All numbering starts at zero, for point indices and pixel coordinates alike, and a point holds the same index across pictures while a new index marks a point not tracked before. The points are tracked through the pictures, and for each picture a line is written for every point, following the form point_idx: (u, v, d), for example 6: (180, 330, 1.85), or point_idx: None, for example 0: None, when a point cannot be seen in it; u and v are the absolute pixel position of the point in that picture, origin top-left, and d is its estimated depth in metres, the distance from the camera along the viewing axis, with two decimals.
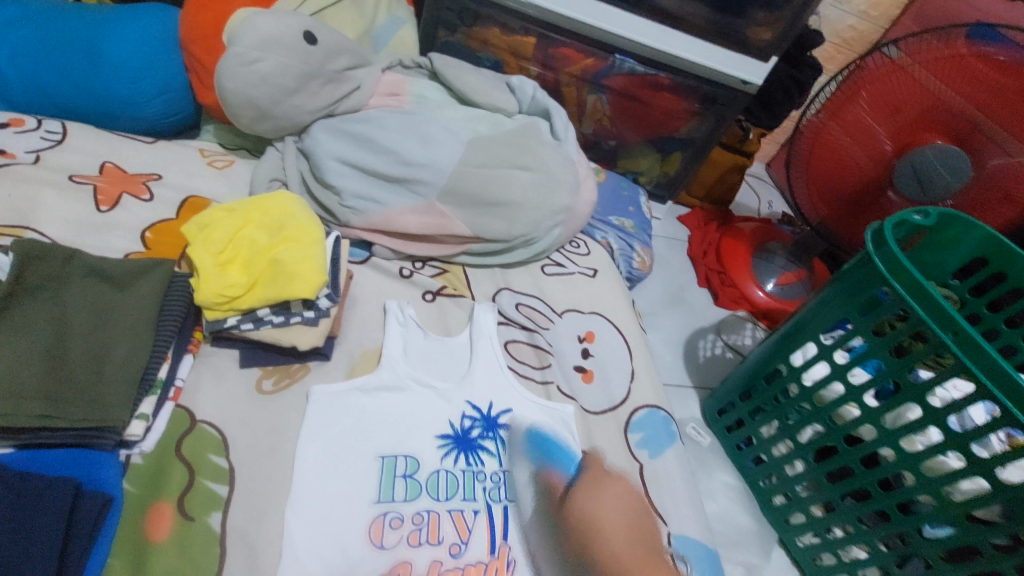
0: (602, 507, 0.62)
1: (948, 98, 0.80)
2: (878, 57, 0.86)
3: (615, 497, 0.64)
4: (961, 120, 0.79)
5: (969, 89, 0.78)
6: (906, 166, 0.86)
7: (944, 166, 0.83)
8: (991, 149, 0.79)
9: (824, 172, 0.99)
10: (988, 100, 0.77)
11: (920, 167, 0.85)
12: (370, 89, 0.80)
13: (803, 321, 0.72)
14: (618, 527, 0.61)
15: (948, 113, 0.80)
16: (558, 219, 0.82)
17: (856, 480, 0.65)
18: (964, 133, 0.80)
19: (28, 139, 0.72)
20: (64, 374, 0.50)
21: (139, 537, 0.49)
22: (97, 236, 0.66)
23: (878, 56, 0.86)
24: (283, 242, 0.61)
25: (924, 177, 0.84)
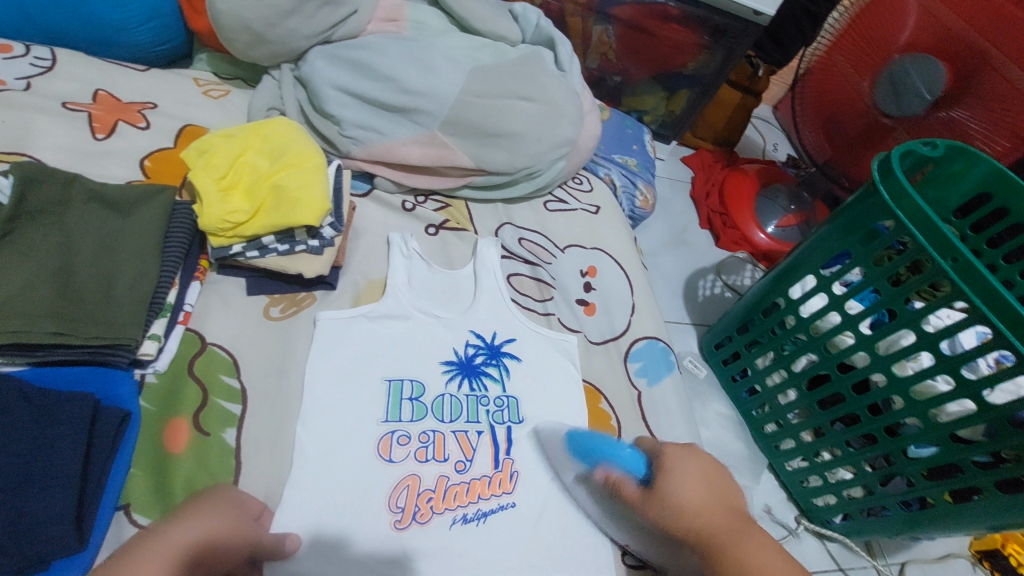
0: (681, 488, 0.46)
1: (942, 16, 0.81)
2: None
3: (694, 471, 0.48)
4: (949, 46, 0.80)
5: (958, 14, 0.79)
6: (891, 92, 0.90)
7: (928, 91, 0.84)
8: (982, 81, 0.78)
9: (830, 102, 1.03)
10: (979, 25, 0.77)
11: (901, 84, 0.88)
12: (368, 14, 0.77)
13: (802, 256, 0.72)
14: (711, 507, 0.46)
15: (941, 33, 0.81)
16: (560, 152, 0.81)
17: (846, 406, 0.68)
18: (959, 54, 0.79)
19: (17, 66, 0.70)
20: (74, 294, 0.50)
21: (159, 449, 0.50)
22: (95, 163, 0.65)
23: None
24: (284, 168, 0.60)
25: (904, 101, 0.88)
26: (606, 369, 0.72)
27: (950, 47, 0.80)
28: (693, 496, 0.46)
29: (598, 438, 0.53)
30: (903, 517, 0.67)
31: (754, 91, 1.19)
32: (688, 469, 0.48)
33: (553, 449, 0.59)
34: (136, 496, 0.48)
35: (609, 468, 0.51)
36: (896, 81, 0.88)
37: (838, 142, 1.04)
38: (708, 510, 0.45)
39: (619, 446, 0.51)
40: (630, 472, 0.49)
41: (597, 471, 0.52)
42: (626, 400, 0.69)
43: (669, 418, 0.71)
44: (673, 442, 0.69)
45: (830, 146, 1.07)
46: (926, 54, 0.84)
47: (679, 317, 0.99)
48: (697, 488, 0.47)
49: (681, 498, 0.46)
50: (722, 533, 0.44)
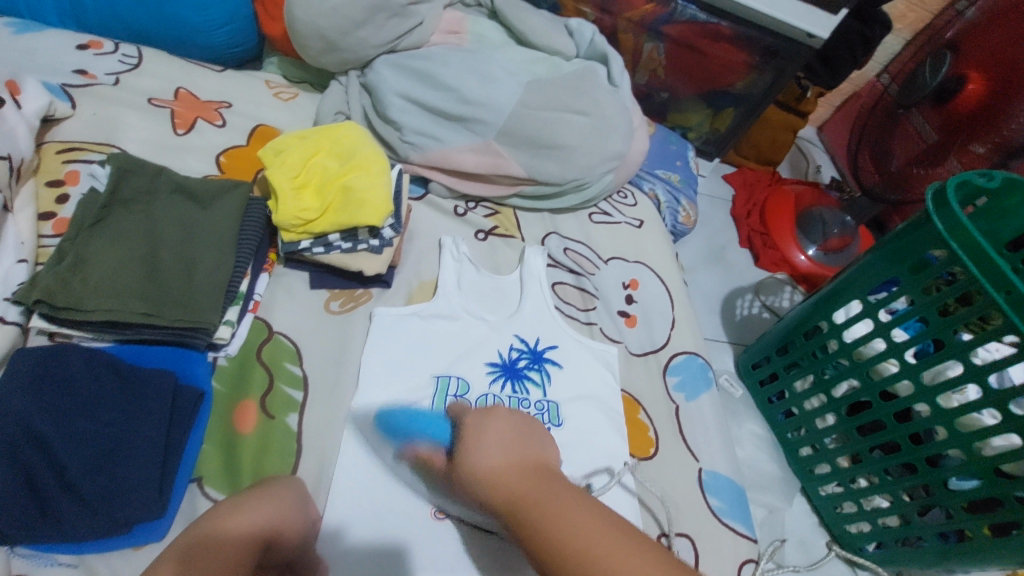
0: (481, 451, 0.39)
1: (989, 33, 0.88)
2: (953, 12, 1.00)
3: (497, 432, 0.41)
4: (988, 55, 0.88)
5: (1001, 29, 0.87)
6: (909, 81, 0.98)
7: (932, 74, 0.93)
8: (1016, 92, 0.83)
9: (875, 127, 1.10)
10: (1014, 42, 0.84)
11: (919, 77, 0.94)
12: (432, 26, 0.80)
13: (848, 281, 0.72)
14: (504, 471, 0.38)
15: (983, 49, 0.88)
16: (610, 165, 0.83)
17: (885, 433, 0.68)
18: (994, 66, 0.86)
19: (108, 62, 0.75)
20: (158, 277, 0.54)
21: (229, 427, 0.54)
22: (175, 158, 0.70)
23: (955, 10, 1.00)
24: (352, 169, 0.63)
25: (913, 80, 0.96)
26: (645, 381, 0.73)
27: (988, 56, 0.87)
28: (500, 460, 0.39)
29: (402, 415, 0.52)
30: (939, 550, 0.66)
31: (801, 111, 1.19)
32: (492, 433, 0.41)
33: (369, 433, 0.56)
34: (207, 470, 0.51)
35: (416, 444, 0.47)
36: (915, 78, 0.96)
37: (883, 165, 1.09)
38: (515, 471, 0.38)
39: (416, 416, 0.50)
40: (435, 442, 0.45)
41: (410, 448, 0.48)
42: (663, 413, 0.71)
43: (705, 433, 0.71)
44: (707, 457, 0.69)
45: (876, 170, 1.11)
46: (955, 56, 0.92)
47: (716, 335, 1.00)
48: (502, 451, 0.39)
49: (480, 464, 0.39)
50: (529, 490, 0.37)
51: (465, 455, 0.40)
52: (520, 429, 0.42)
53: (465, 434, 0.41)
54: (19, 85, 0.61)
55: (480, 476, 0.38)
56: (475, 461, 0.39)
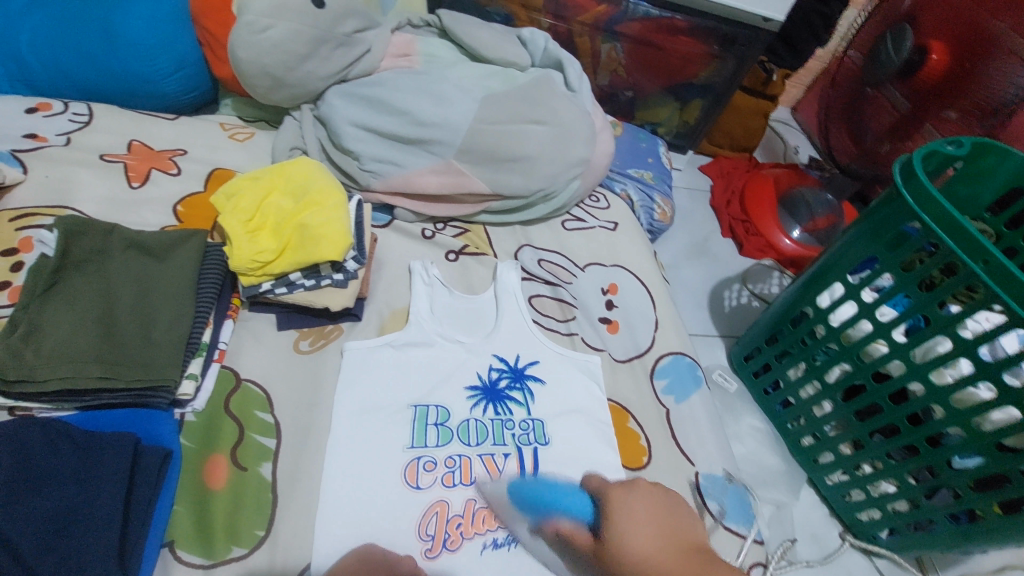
0: (630, 527, 0.52)
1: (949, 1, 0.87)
2: None
3: (638, 511, 0.54)
4: (953, 23, 0.86)
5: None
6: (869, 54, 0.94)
7: (893, 45, 0.89)
8: (990, 60, 0.82)
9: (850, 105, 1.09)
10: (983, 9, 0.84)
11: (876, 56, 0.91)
12: (381, 51, 0.79)
13: (828, 264, 0.71)
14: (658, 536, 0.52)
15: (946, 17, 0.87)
16: (576, 171, 0.81)
17: (883, 416, 0.66)
18: (961, 34, 0.85)
19: (57, 122, 0.75)
20: (114, 338, 0.53)
21: (199, 484, 0.52)
22: (131, 211, 0.69)
23: None
24: (307, 206, 0.62)
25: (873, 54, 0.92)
26: (633, 387, 0.71)
27: (953, 24, 0.86)
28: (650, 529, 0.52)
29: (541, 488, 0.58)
30: (954, 532, 0.64)
31: (768, 95, 1.15)
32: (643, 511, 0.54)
33: (500, 506, 0.57)
34: (180, 533, 0.49)
35: (558, 522, 0.56)
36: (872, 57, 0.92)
37: (863, 141, 1.08)
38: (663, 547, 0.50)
39: (560, 491, 0.58)
40: (580, 522, 0.55)
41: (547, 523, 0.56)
42: (655, 420, 0.69)
43: (699, 434, 0.69)
44: (704, 459, 0.67)
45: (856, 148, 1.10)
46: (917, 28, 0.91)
47: (708, 330, 0.98)
48: (650, 531, 0.52)
49: (633, 533, 0.52)
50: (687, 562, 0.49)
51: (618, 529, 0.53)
52: (661, 502, 0.56)
53: (617, 511, 0.55)
54: None
55: (638, 541, 0.51)
56: (626, 538, 0.52)
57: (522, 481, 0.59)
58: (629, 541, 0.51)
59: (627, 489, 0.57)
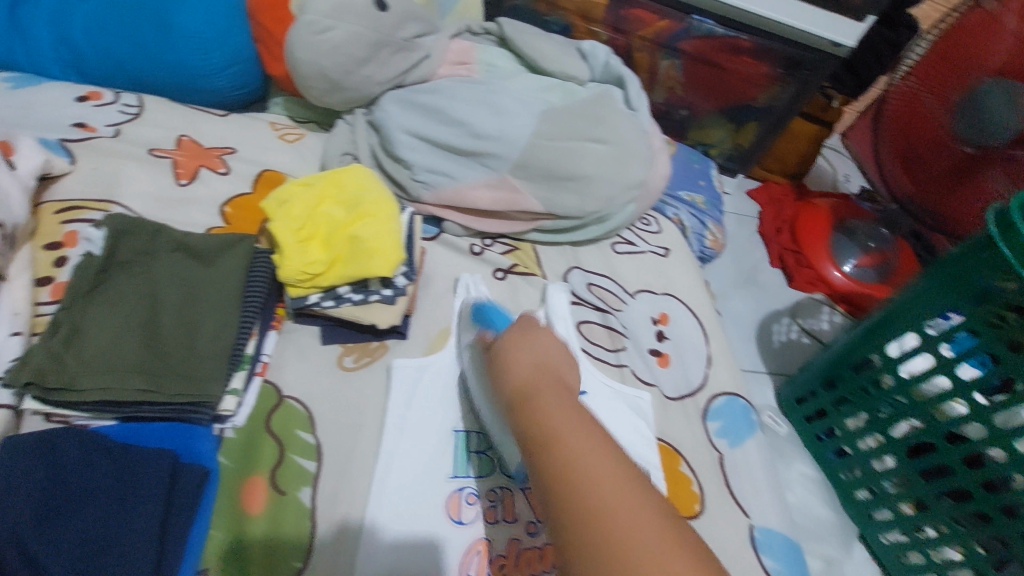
0: (517, 351, 0.49)
1: None
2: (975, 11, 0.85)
3: (536, 343, 0.50)
4: None
5: None
6: (976, 108, 0.82)
7: (1008, 104, 0.78)
8: None
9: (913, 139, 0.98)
10: None
11: (987, 119, 0.81)
12: (440, 58, 0.77)
13: (899, 310, 0.67)
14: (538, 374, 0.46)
15: None
16: (632, 194, 0.78)
17: (955, 479, 0.62)
18: None
19: (108, 113, 0.73)
20: (157, 347, 0.50)
21: (238, 508, 0.49)
22: (179, 210, 0.66)
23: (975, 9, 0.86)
24: (360, 217, 0.60)
25: (984, 115, 0.81)
26: (684, 427, 0.67)
27: None
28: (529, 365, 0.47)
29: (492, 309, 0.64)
30: None
31: (826, 122, 1.11)
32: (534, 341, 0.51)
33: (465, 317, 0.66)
34: (214, 561, 0.47)
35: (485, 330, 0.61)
36: (980, 116, 0.82)
37: (920, 178, 0.98)
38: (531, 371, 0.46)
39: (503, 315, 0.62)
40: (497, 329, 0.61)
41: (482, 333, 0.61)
42: (708, 464, 0.65)
43: (754, 484, 0.66)
44: (756, 509, 0.64)
45: (911, 183, 1.00)
46: (1010, 75, 0.79)
47: (755, 366, 0.93)
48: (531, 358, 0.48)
49: (516, 356, 0.48)
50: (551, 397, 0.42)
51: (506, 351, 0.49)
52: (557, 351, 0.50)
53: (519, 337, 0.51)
54: (13, 145, 0.59)
55: (519, 366, 0.47)
56: (508, 357, 0.49)
57: (490, 302, 0.65)
58: (513, 360, 0.48)
59: (533, 330, 0.52)
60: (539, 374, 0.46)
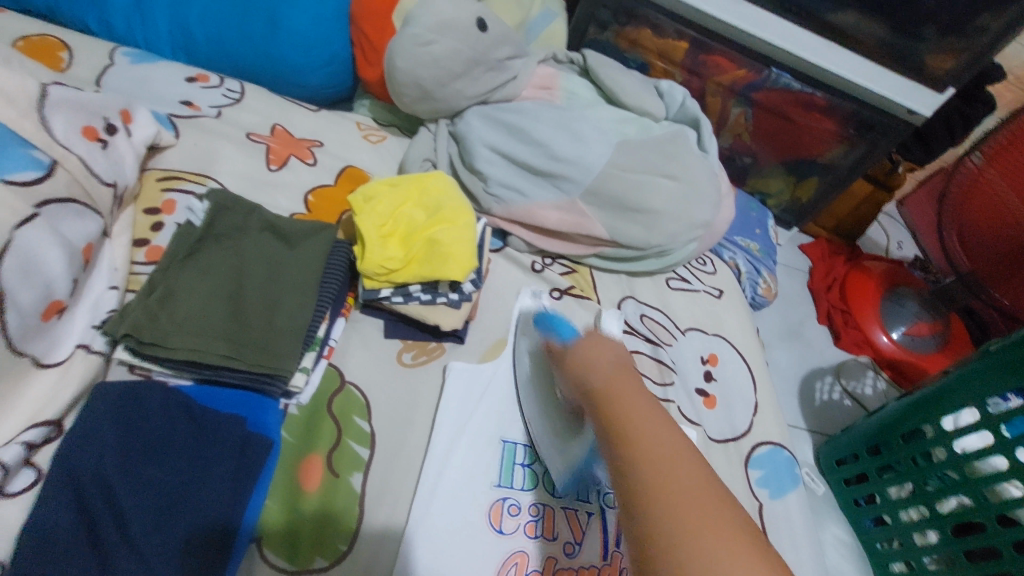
0: (590, 355, 0.52)
1: None
2: None
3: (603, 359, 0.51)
4: None
5: None
6: None
7: None
8: None
9: (978, 219, 0.95)
10: None
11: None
12: (525, 81, 0.80)
13: (957, 384, 0.66)
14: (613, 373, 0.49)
15: None
16: (696, 233, 0.79)
17: (1004, 564, 0.60)
18: None
19: (212, 95, 0.78)
20: (241, 318, 0.53)
21: (294, 484, 0.51)
22: (267, 193, 0.70)
23: None
24: (439, 222, 0.62)
25: None
26: (725, 470, 0.67)
27: None
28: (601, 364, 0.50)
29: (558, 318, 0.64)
30: None
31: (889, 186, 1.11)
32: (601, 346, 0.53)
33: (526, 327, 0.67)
34: (270, 531, 0.48)
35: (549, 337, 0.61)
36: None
37: (982, 257, 0.96)
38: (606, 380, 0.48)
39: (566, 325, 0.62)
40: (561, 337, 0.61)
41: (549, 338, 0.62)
42: (747, 511, 0.64)
43: (792, 538, 0.65)
44: (793, 565, 0.63)
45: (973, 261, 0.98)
46: None
47: (794, 421, 0.92)
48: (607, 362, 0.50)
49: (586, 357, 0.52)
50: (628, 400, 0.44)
51: (576, 354, 0.52)
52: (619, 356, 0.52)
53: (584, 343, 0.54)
54: (131, 114, 0.63)
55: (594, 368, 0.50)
56: (584, 360, 0.51)
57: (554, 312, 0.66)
58: (587, 364, 0.51)
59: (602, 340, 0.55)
60: (618, 378, 0.48)
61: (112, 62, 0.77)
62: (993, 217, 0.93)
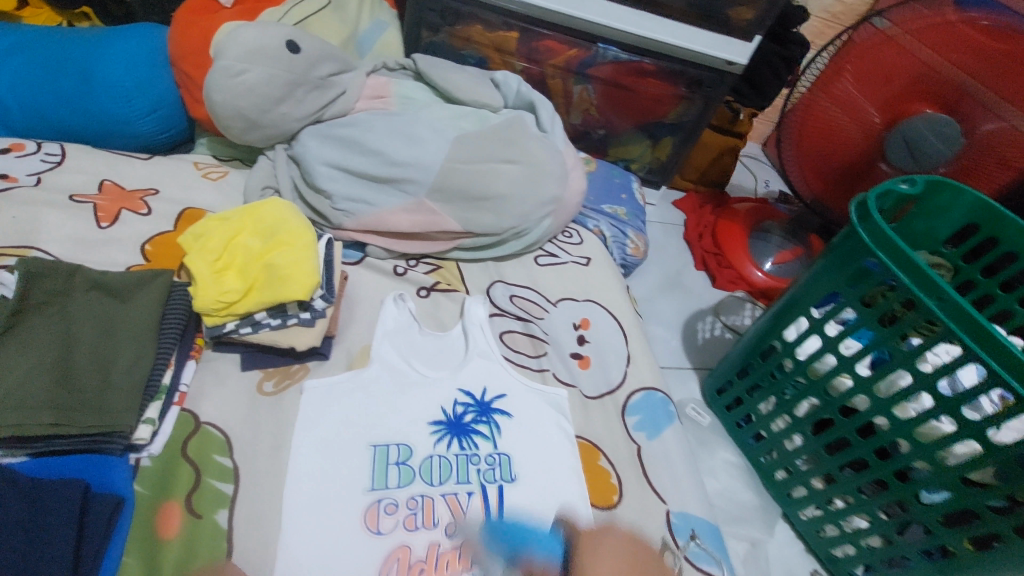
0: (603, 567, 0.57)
1: (954, 77, 0.79)
2: (867, 29, 0.84)
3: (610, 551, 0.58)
4: (951, 89, 0.80)
5: (965, 61, 0.78)
6: (897, 137, 0.87)
7: (940, 138, 0.84)
8: (983, 116, 0.80)
9: (822, 146, 0.99)
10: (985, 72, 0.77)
11: (918, 147, 0.86)
12: (355, 93, 0.82)
13: (794, 297, 0.72)
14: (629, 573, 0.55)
15: (954, 90, 0.80)
16: (547, 209, 0.83)
17: (852, 450, 0.66)
18: (969, 107, 0.81)
19: (28, 163, 0.75)
20: (70, 383, 0.52)
21: (152, 535, 0.51)
22: (99, 252, 0.68)
23: (867, 27, 0.84)
24: (276, 246, 0.63)
25: (915, 144, 0.86)
26: (606, 424, 0.71)
27: (952, 89, 0.80)
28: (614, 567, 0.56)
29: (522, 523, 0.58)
30: (928, 568, 0.63)
31: (738, 132, 1.20)
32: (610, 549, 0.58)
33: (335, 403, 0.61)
34: None
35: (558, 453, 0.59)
36: (909, 135, 0.86)
37: (815, 168, 1.02)
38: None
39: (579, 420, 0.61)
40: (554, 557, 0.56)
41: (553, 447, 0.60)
42: (628, 456, 0.69)
43: (672, 470, 0.70)
44: (676, 497, 0.68)
45: (814, 179, 1.04)
46: (936, 112, 0.83)
47: (680, 363, 0.98)
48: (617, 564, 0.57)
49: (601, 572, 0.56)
50: None
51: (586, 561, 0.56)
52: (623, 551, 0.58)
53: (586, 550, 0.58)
54: None
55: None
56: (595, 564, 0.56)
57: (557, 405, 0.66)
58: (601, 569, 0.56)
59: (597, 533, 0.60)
60: None
61: None
62: (828, 144, 0.98)
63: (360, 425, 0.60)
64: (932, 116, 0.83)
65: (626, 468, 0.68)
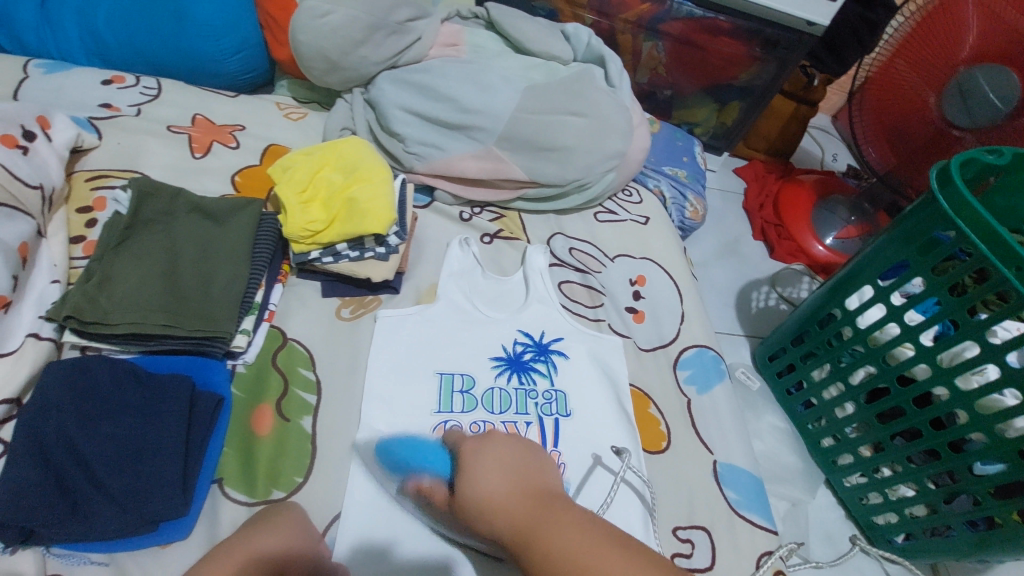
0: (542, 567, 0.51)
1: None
2: None
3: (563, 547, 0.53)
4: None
5: None
6: (956, 90, 0.83)
7: (999, 94, 0.78)
8: None
9: (893, 110, 0.97)
10: None
11: (975, 102, 0.81)
12: (430, 40, 0.83)
13: (859, 266, 0.71)
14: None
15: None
16: (611, 164, 0.83)
17: (906, 420, 0.66)
18: None
19: (130, 95, 0.80)
20: (177, 291, 0.57)
21: (248, 431, 0.57)
22: (195, 180, 0.74)
23: None
24: (356, 182, 0.66)
25: (972, 98, 0.81)
26: (657, 376, 0.73)
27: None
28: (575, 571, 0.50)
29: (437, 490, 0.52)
30: (972, 539, 0.64)
31: (810, 99, 1.17)
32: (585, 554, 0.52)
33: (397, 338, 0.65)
34: (228, 472, 0.54)
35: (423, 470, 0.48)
36: (970, 99, 0.82)
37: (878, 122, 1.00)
38: (517, 500, 0.42)
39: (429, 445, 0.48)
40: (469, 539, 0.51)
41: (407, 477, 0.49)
42: (678, 407, 0.71)
43: (720, 425, 0.72)
44: (722, 449, 0.70)
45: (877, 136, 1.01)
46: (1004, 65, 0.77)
47: (731, 329, 0.99)
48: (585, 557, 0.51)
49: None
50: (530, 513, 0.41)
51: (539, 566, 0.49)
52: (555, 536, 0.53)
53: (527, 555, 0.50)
54: (49, 119, 0.65)
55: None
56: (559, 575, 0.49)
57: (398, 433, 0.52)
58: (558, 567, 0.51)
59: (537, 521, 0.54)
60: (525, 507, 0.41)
61: (26, 75, 0.78)
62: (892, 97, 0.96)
63: (428, 354, 0.65)
64: (996, 68, 0.77)
65: (675, 418, 0.70)
